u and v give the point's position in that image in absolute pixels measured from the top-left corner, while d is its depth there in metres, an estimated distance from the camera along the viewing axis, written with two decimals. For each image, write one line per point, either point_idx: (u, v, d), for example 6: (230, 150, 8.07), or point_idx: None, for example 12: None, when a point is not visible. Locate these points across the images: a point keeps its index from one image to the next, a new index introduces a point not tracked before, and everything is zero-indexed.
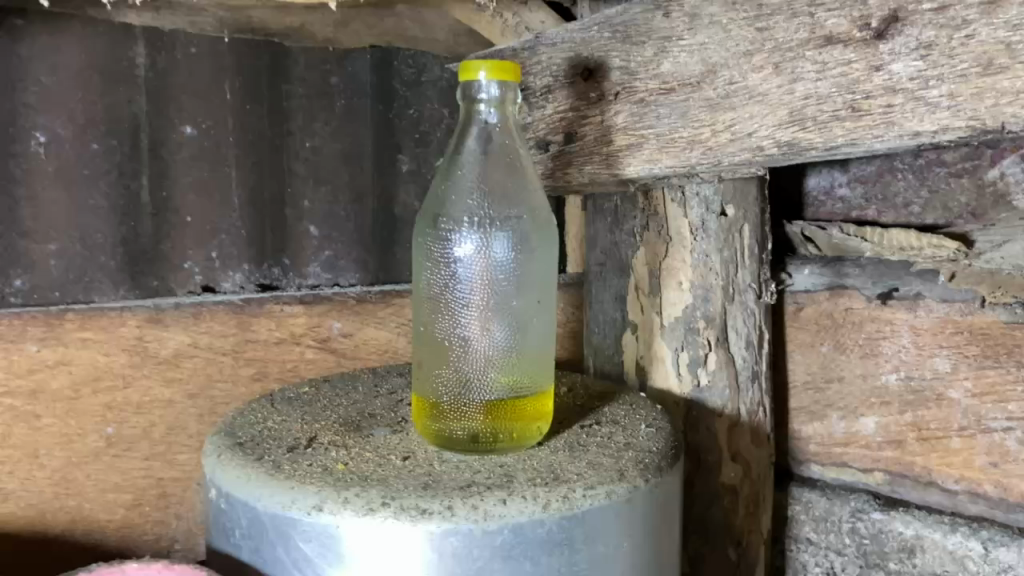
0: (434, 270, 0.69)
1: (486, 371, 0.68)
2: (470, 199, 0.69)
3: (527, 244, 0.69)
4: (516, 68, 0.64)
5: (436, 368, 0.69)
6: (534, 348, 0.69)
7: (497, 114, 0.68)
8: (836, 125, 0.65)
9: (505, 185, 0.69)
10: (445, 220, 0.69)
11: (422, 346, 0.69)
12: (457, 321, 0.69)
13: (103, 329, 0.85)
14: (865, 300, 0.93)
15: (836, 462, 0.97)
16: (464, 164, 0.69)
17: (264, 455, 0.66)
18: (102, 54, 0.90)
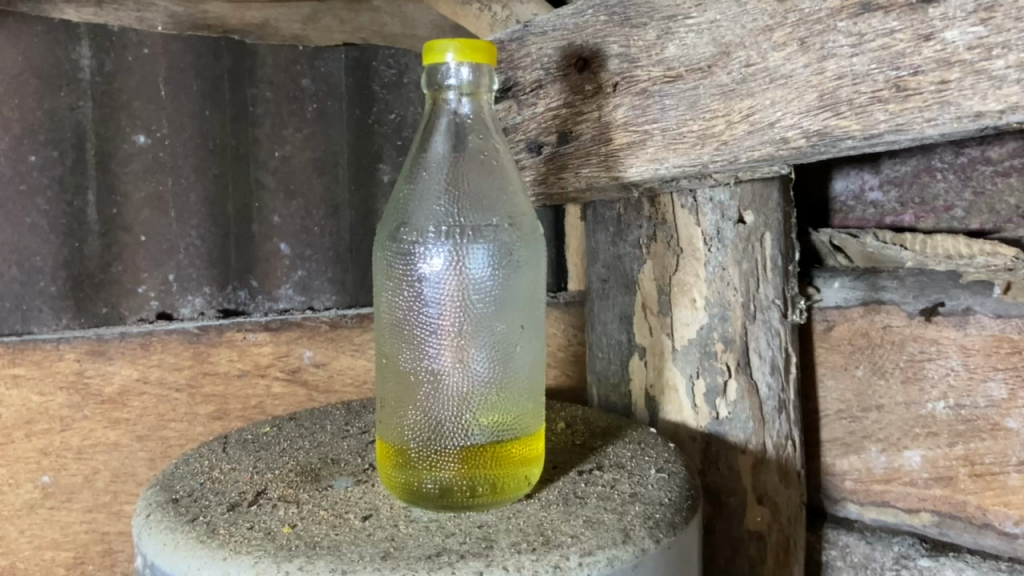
0: (397, 291, 0.58)
1: (463, 410, 0.57)
2: (438, 205, 0.58)
3: (509, 256, 0.58)
4: (489, 48, 0.54)
5: (402, 408, 0.58)
6: (520, 382, 0.58)
7: (469, 105, 0.58)
8: (878, 109, 0.54)
9: (481, 187, 0.59)
10: (409, 229, 0.58)
11: (386, 381, 0.58)
12: (427, 351, 0.57)
13: (37, 365, 0.76)
14: (906, 317, 0.82)
15: (876, 501, 0.85)
16: (431, 163, 0.59)
17: (199, 516, 0.56)
18: (41, 55, 0.80)
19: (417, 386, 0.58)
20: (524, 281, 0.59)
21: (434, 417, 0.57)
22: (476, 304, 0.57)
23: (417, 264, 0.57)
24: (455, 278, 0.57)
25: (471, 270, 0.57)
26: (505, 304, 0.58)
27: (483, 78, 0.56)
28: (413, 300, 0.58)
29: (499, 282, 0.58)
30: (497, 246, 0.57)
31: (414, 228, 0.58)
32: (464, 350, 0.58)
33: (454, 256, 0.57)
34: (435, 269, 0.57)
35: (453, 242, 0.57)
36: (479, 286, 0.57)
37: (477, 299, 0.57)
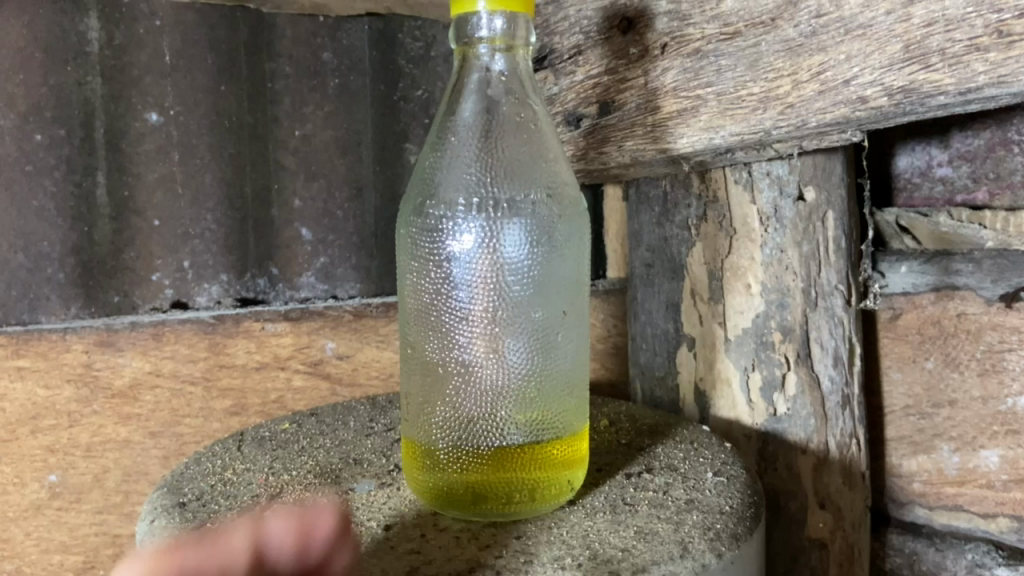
0: (423, 272, 0.52)
1: (498, 407, 0.51)
2: (470, 174, 0.52)
3: (549, 233, 0.52)
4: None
5: (428, 404, 0.52)
6: (562, 376, 0.52)
7: (504, 61, 0.52)
8: (976, 58, 0.46)
9: (517, 155, 0.52)
10: (435, 202, 0.52)
11: (411, 373, 0.52)
12: (457, 340, 0.51)
13: (43, 356, 0.71)
14: (983, 303, 0.75)
15: (947, 506, 0.79)
16: (462, 128, 0.53)
17: (206, 524, 0.50)
18: (47, 28, 0.76)
19: (445, 378, 0.52)
20: (565, 262, 0.52)
21: (465, 414, 0.51)
22: (513, 287, 0.52)
23: (445, 242, 0.51)
24: (487, 259, 0.51)
25: (506, 249, 0.51)
26: (545, 289, 0.52)
27: (518, 29, 0.49)
28: (441, 283, 0.52)
29: (537, 263, 0.52)
30: (536, 222, 0.51)
31: (442, 201, 0.51)
32: (498, 338, 0.52)
33: (487, 234, 0.51)
34: (465, 248, 0.51)
35: (486, 217, 0.51)
36: (515, 269, 0.51)
37: (514, 282, 0.51)
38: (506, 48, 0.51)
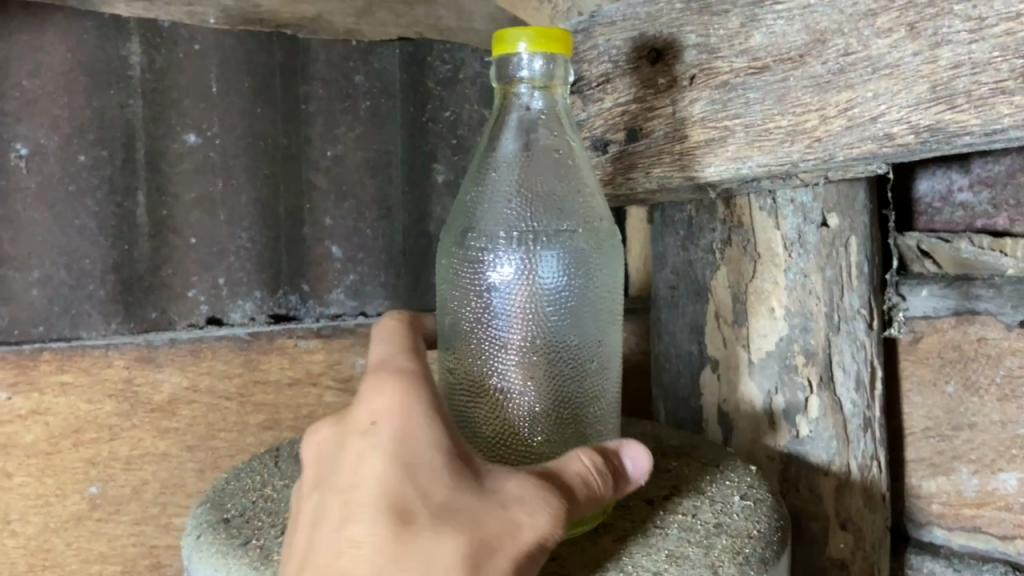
0: (463, 302, 0.54)
1: (536, 435, 0.53)
2: (509, 208, 0.54)
3: (584, 266, 0.54)
4: (564, 37, 0.50)
5: (466, 427, 0.53)
6: (596, 401, 0.54)
7: (543, 99, 0.55)
8: (1001, 101, 0.48)
9: (554, 190, 0.55)
10: (477, 234, 0.54)
11: (450, 396, 0.54)
12: (496, 369, 0.52)
13: (85, 372, 0.73)
14: (1004, 328, 0.77)
15: (966, 526, 0.80)
16: (501, 163, 0.55)
17: (252, 540, 0.52)
18: (91, 52, 0.78)
19: (485, 407, 0.53)
20: (599, 293, 0.54)
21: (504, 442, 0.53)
22: (551, 317, 0.53)
23: (486, 273, 0.53)
24: (525, 290, 0.53)
25: (544, 280, 0.53)
26: (582, 319, 0.54)
27: (557, 71, 0.52)
28: (480, 314, 0.53)
29: (574, 294, 0.53)
30: (571, 255, 0.53)
31: (482, 233, 0.54)
32: (537, 367, 0.53)
33: (526, 265, 0.53)
34: (505, 279, 0.53)
35: (525, 250, 0.53)
36: (553, 299, 0.53)
37: (552, 313, 0.53)
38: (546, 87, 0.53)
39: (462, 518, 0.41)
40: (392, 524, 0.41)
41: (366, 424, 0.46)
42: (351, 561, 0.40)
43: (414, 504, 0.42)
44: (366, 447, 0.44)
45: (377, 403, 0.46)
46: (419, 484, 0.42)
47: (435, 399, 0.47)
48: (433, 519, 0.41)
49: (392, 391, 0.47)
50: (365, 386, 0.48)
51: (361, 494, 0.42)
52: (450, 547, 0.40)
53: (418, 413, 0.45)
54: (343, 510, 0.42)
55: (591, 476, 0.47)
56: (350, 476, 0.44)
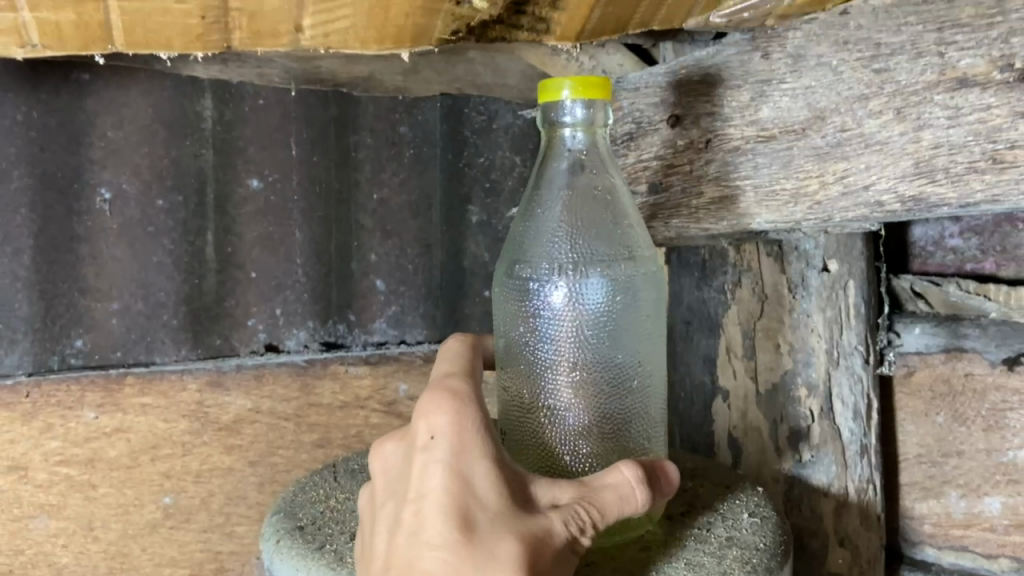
0: (516, 328, 0.62)
1: (585, 443, 0.61)
2: (555, 241, 0.63)
3: (623, 290, 0.62)
4: (604, 84, 0.59)
5: (523, 436, 0.62)
6: (641, 411, 0.62)
7: (584, 138, 0.64)
8: (974, 178, 0.56)
9: (597, 223, 0.63)
10: (526, 266, 0.63)
11: (508, 410, 0.63)
12: (546, 385, 0.61)
13: (163, 394, 0.84)
14: (988, 365, 0.85)
15: (954, 545, 0.88)
16: (550, 200, 0.64)
17: (326, 544, 0.60)
18: (169, 107, 0.87)
19: (538, 421, 0.61)
20: (636, 314, 0.62)
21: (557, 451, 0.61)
22: (596, 338, 0.61)
23: (535, 300, 0.62)
24: (570, 313, 0.61)
25: (587, 304, 0.61)
26: (624, 338, 0.62)
27: (596, 116, 0.62)
28: (532, 338, 0.62)
29: (612, 316, 0.62)
30: (611, 280, 0.62)
31: (531, 266, 0.62)
32: (585, 383, 0.61)
33: (570, 292, 0.61)
34: (554, 305, 0.61)
35: (571, 277, 0.61)
36: (598, 321, 0.61)
37: (598, 333, 0.61)
38: (586, 128, 0.63)
39: (517, 526, 0.50)
40: (460, 531, 0.49)
41: (428, 439, 0.53)
42: (428, 564, 0.48)
43: (477, 514, 0.50)
44: (430, 462, 0.52)
45: (437, 420, 0.54)
46: (479, 497, 0.51)
47: (484, 416, 0.54)
48: (494, 527, 0.49)
49: (448, 409, 0.54)
50: (423, 402, 0.55)
51: (430, 504, 0.51)
52: (510, 551, 0.48)
53: (472, 429, 0.53)
54: (416, 518, 0.51)
55: (629, 493, 0.53)
56: (418, 487, 0.52)
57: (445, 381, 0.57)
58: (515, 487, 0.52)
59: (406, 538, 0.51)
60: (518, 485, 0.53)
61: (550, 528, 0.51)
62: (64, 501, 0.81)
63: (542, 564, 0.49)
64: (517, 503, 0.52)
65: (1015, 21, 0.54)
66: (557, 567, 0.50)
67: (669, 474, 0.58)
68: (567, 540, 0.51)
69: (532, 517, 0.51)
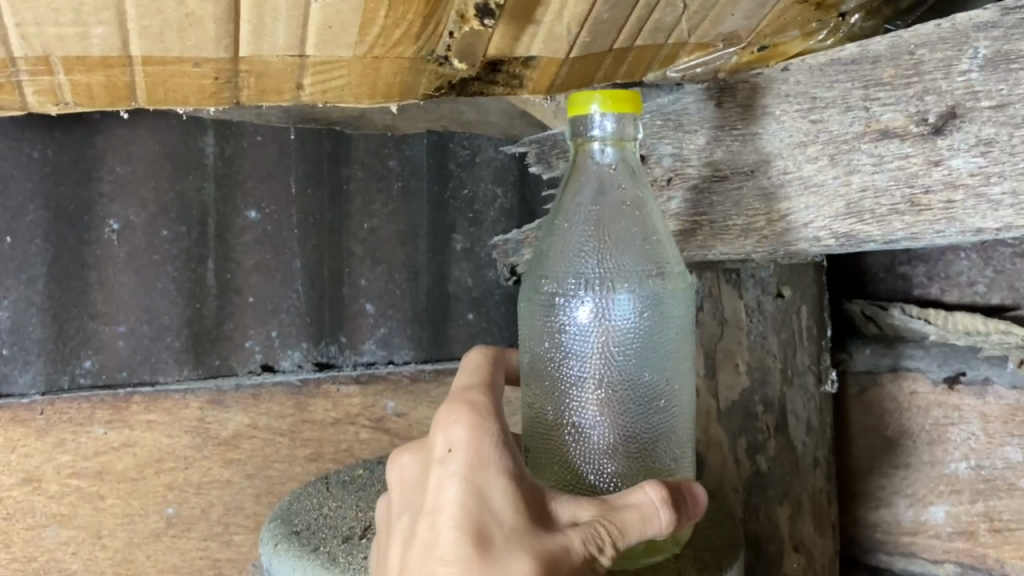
0: (543, 343, 0.61)
1: (616, 460, 0.58)
2: (582, 254, 0.61)
3: (652, 306, 0.60)
4: (635, 98, 0.56)
5: (547, 457, 0.59)
6: (671, 428, 0.60)
7: (613, 152, 0.62)
8: (896, 219, 0.63)
9: (628, 236, 0.61)
10: (553, 281, 0.61)
11: (533, 430, 0.60)
12: (572, 404, 0.58)
13: (167, 412, 0.92)
14: (931, 383, 0.92)
15: (904, 552, 0.94)
16: (577, 214, 0.62)
17: (320, 547, 0.67)
18: (174, 144, 0.93)
19: (566, 437, 0.58)
20: (665, 331, 0.60)
21: (585, 466, 0.57)
22: (626, 352, 0.59)
23: (563, 316, 0.60)
24: (598, 329, 0.59)
25: (617, 320, 0.59)
26: (656, 355, 0.60)
27: (631, 126, 0.58)
28: (559, 353, 0.60)
29: (642, 333, 0.59)
30: (640, 296, 0.60)
31: (559, 280, 0.61)
32: (615, 400, 0.58)
33: (599, 308, 0.59)
34: (582, 319, 0.59)
35: (601, 291, 0.60)
36: (628, 336, 0.59)
37: (628, 348, 0.59)
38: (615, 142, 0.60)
39: (534, 544, 0.47)
40: (473, 546, 0.47)
41: (445, 452, 0.52)
42: None
43: (493, 530, 0.48)
44: (445, 474, 0.50)
45: (454, 433, 0.52)
46: (496, 513, 0.48)
47: (504, 430, 0.52)
48: (510, 543, 0.47)
49: (465, 420, 0.52)
50: (441, 414, 0.54)
51: (444, 517, 0.49)
52: (525, 568, 0.45)
53: (490, 442, 0.51)
54: (431, 530, 0.49)
55: (652, 514, 0.51)
56: (433, 501, 0.50)
57: (464, 395, 0.55)
58: (534, 503, 0.50)
59: (420, 552, 0.49)
60: (537, 501, 0.50)
61: (568, 546, 0.48)
62: (73, 511, 0.89)
63: None
64: (536, 520, 0.49)
65: (928, 81, 0.61)
66: None
67: (696, 494, 0.54)
68: (586, 561, 0.48)
69: (550, 534, 0.48)
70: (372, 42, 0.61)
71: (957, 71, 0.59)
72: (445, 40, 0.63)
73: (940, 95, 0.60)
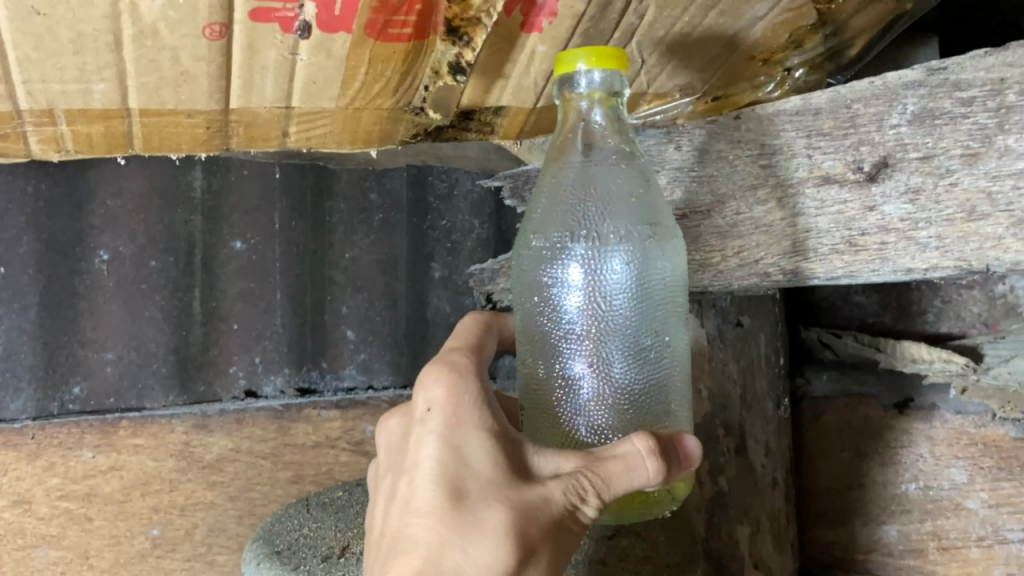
0: (535, 296, 0.64)
1: (609, 410, 0.60)
2: (571, 211, 0.65)
3: (641, 259, 0.63)
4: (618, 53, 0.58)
5: (543, 410, 0.62)
6: (665, 378, 0.62)
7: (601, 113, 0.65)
8: (836, 258, 0.69)
9: (618, 195, 0.65)
10: (544, 239, 0.65)
11: (528, 386, 0.63)
12: (564, 354, 0.62)
13: (153, 436, 0.96)
14: (882, 408, 0.98)
15: (861, 569, 0.99)
16: (569, 176, 0.67)
17: (300, 566, 0.70)
18: (163, 179, 0.97)
19: (560, 389, 0.61)
20: (656, 283, 0.63)
21: (579, 415, 0.60)
22: (617, 304, 0.62)
23: (555, 271, 0.63)
24: (588, 282, 0.63)
25: (605, 273, 0.63)
26: (650, 308, 0.62)
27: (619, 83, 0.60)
28: (552, 304, 0.63)
29: (631, 285, 0.62)
30: (628, 250, 0.63)
31: (549, 237, 0.64)
32: (607, 351, 0.61)
33: (588, 261, 0.63)
34: (571, 273, 0.63)
35: (592, 245, 0.63)
36: (619, 288, 0.62)
37: (619, 300, 0.62)
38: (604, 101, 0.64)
39: (509, 494, 0.51)
40: (448, 500, 0.51)
41: (425, 410, 0.56)
42: (417, 528, 0.51)
43: (468, 483, 0.52)
44: (424, 433, 0.55)
45: (432, 393, 0.56)
46: (471, 467, 0.52)
47: (481, 388, 0.56)
48: (484, 495, 0.51)
49: (443, 381, 0.56)
50: (422, 375, 0.57)
51: (422, 473, 0.53)
52: (497, 518, 0.50)
53: (468, 400, 0.55)
54: (410, 486, 0.53)
55: (638, 464, 0.53)
56: (414, 457, 0.55)
57: (443, 356, 0.59)
58: (514, 456, 0.53)
59: (401, 504, 0.53)
60: (516, 453, 0.54)
61: (546, 496, 0.51)
62: (62, 532, 0.93)
63: (532, 530, 0.50)
64: (514, 472, 0.53)
65: (863, 133, 0.67)
66: (551, 533, 0.51)
67: (688, 447, 0.57)
68: (567, 508, 0.52)
69: (527, 486, 0.52)
70: (353, 96, 0.67)
71: (889, 125, 0.66)
72: (421, 93, 0.68)
73: (874, 146, 0.67)
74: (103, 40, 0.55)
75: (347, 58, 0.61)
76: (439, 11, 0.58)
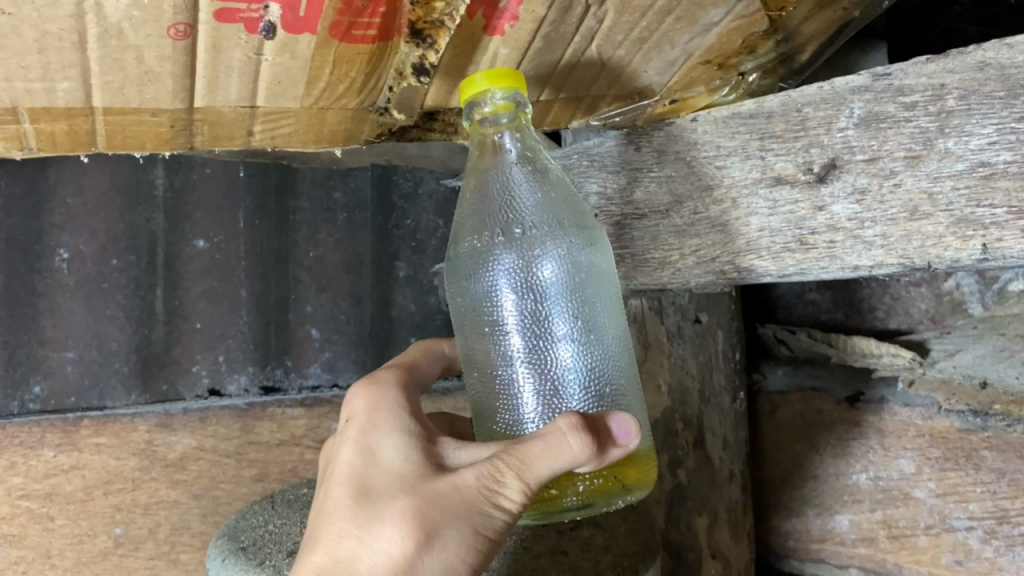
0: (469, 301, 0.67)
1: (545, 400, 0.62)
2: (499, 217, 0.69)
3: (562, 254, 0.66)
4: (515, 74, 0.61)
5: (489, 408, 0.64)
6: (601, 364, 0.63)
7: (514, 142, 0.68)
8: (788, 256, 0.72)
9: (540, 197, 0.69)
10: (475, 247, 0.68)
11: (474, 388, 0.66)
12: (499, 351, 0.64)
13: (115, 435, 0.96)
14: (835, 401, 1.02)
15: (815, 558, 1.01)
16: (494, 181, 0.69)
17: (265, 561, 0.71)
18: (124, 177, 0.97)
19: (497, 383, 0.64)
20: (579, 275, 0.66)
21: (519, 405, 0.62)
22: (543, 298, 0.65)
23: (484, 274, 0.67)
24: (514, 279, 0.65)
25: (529, 271, 0.66)
26: (574, 299, 0.65)
27: (520, 98, 0.62)
28: (483, 306, 0.66)
29: (556, 278, 0.65)
30: (550, 246, 0.67)
31: (478, 245, 0.68)
32: (536, 342, 0.63)
33: (512, 261, 0.66)
34: (498, 274, 0.66)
35: (515, 245, 0.67)
36: (543, 282, 0.65)
37: (544, 294, 0.65)
38: (512, 122, 0.66)
39: (415, 484, 0.56)
40: (358, 495, 0.57)
41: (348, 422, 0.64)
42: (328, 522, 0.57)
43: (378, 479, 0.58)
44: (346, 440, 0.62)
45: (355, 405, 0.64)
46: (383, 465, 0.59)
47: (398, 398, 0.64)
48: (392, 487, 0.57)
49: (364, 394, 0.64)
50: (350, 392, 0.66)
51: (340, 473, 0.60)
52: (398, 506, 0.55)
53: (383, 408, 0.63)
54: (329, 487, 0.60)
55: (560, 441, 0.54)
56: (336, 462, 0.62)
57: (367, 376, 0.67)
58: (424, 451, 0.60)
59: (319, 505, 0.60)
60: (431, 451, 0.59)
61: (454, 481, 0.55)
62: (23, 531, 0.92)
63: (434, 513, 0.54)
64: (425, 466, 0.58)
65: (813, 135, 0.71)
66: (460, 515, 0.54)
67: (620, 427, 0.57)
68: (483, 490, 0.55)
69: (438, 475, 0.57)
70: (317, 96, 0.68)
71: (837, 128, 0.69)
72: (386, 93, 0.70)
73: (823, 148, 0.70)
74: (67, 39, 0.55)
75: (312, 59, 0.62)
76: (404, 12, 0.59)
